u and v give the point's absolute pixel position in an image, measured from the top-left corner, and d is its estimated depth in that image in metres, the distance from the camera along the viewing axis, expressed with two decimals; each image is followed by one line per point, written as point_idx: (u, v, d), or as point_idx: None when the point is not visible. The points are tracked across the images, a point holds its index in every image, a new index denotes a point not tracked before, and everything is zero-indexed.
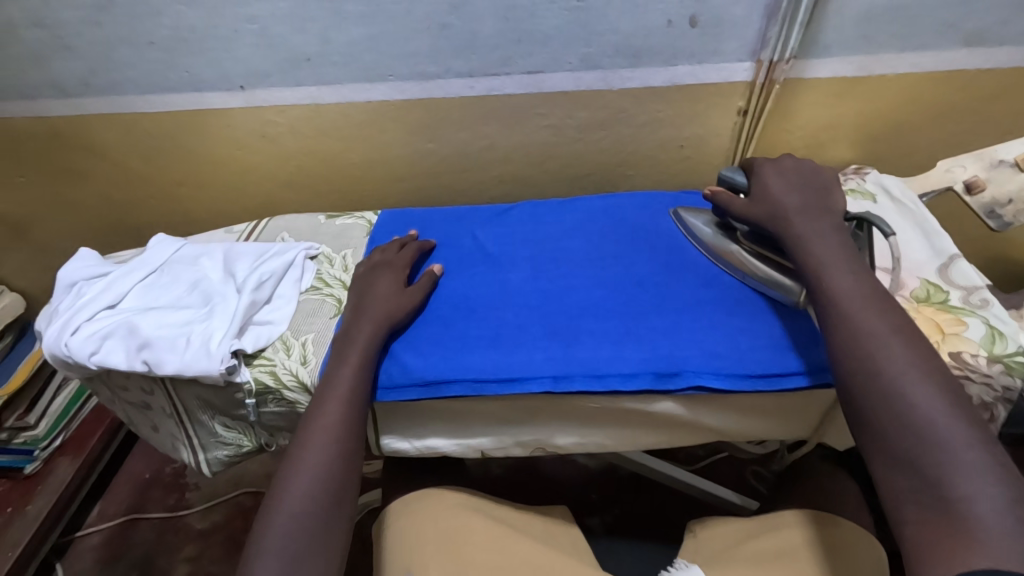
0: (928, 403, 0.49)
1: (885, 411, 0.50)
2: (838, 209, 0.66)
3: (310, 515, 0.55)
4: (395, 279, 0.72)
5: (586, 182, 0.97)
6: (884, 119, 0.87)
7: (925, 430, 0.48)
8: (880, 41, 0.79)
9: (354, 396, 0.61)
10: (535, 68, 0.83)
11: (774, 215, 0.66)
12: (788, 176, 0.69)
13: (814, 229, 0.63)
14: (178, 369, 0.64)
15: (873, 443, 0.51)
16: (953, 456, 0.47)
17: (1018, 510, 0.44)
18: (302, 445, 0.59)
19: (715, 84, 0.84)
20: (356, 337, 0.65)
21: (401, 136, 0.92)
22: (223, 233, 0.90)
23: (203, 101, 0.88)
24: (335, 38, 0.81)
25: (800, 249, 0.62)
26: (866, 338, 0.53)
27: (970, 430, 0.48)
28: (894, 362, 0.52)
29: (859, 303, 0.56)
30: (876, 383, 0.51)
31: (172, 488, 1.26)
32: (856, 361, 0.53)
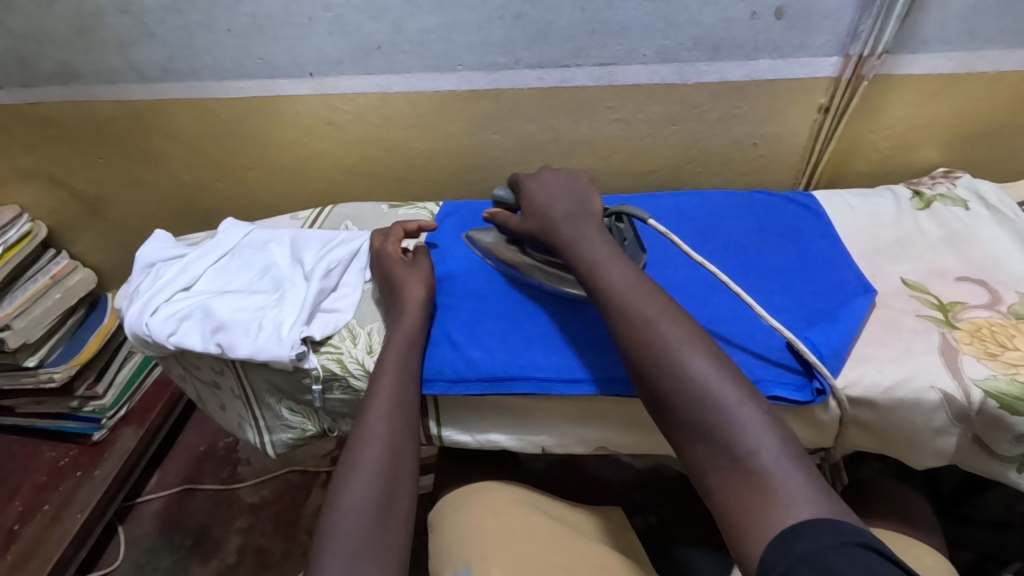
0: (700, 372, 0.51)
1: (675, 390, 0.51)
2: (596, 208, 0.68)
3: (370, 518, 0.54)
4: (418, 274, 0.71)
5: (652, 178, 0.94)
6: (980, 119, 0.81)
7: (704, 397, 0.50)
8: (984, 37, 0.74)
9: (401, 400, 0.61)
10: (608, 60, 0.81)
11: (546, 224, 0.67)
12: (546, 187, 0.71)
13: (587, 229, 0.64)
14: (251, 353, 0.66)
15: (672, 420, 0.52)
16: (733, 415, 0.48)
17: (791, 454, 0.46)
18: (355, 449, 0.58)
19: (797, 80, 0.80)
20: (400, 329, 0.65)
21: (467, 126, 0.91)
22: (289, 219, 0.91)
23: (273, 88, 0.90)
24: (408, 27, 0.80)
25: (576, 247, 0.63)
26: (643, 323, 0.55)
27: (737, 389, 0.50)
28: (668, 340, 0.53)
29: (635, 290, 0.58)
30: (661, 366, 0.53)
31: (225, 462, 1.31)
32: (641, 347, 0.54)
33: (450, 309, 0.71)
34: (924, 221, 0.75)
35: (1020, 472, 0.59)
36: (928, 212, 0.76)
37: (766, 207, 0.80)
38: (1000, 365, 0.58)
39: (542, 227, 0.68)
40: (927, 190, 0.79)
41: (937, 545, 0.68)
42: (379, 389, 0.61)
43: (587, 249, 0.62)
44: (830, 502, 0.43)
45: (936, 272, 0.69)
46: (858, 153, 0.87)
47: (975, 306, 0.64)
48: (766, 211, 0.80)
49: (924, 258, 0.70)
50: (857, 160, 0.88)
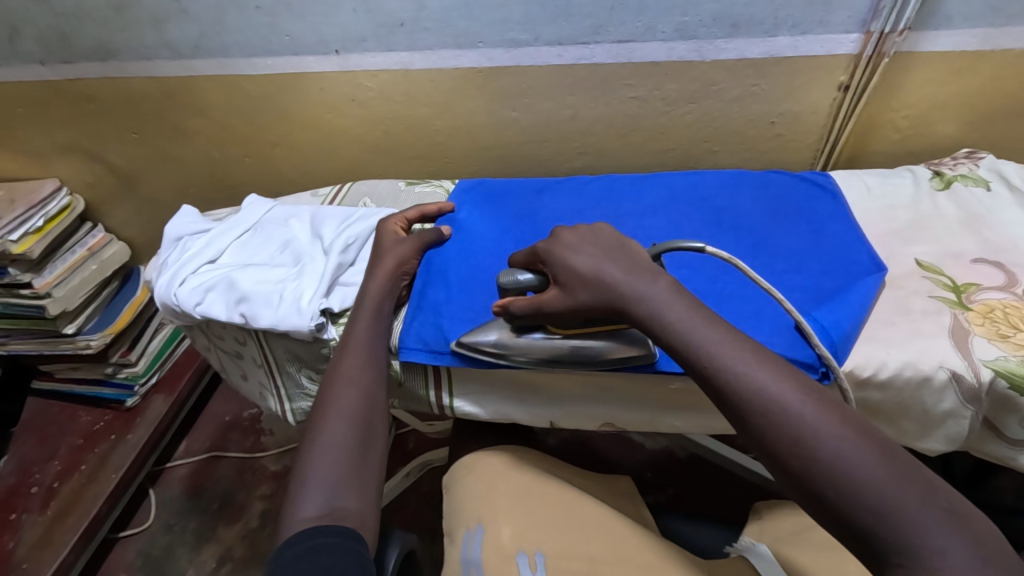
0: (855, 460, 0.42)
1: (828, 484, 0.42)
2: (647, 259, 0.59)
3: (347, 451, 0.57)
4: (400, 253, 0.73)
5: (670, 157, 0.94)
6: (1008, 98, 0.80)
7: (869, 493, 0.41)
8: (1012, 12, 0.72)
9: (369, 352, 0.65)
10: (627, 37, 0.81)
11: (604, 289, 0.57)
12: (583, 245, 0.62)
13: (653, 287, 0.56)
14: (272, 324, 0.69)
15: (838, 527, 0.42)
16: (916, 519, 0.39)
17: (997, 567, 0.37)
18: (328, 397, 0.61)
19: (818, 57, 0.79)
20: (366, 296, 0.69)
21: (485, 104, 0.92)
22: (310, 195, 0.94)
23: (297, 65, 0.91)
24: (430, 3, 0.81)
25: (649, 304, 0.55)
26: (775, 406, 0.46)
27: (905, 477, 0.41)
28: (808, 428, 0.44)
29: (748, 362, 0.49)
30: (803, 454, 0.44)
31: (249, 432, 1.36)
32: (776, 435, 0.45)
33: (439, 282, 0.74)
34: (943, 203, 0.74)
35: None
36: (947, 193, 0.75)
37: (781, 187, 0.80)
38: (1010, 346, 0.58)
39: (599, 299, 0.57)
40: (947, 171, 0.78)
41: None
42: (350, 344, 0.65)
43: (670, 311, 0.54)
44: None
45: (952, 253, 0.68)
46: (881, 132, 0.86)
47: (989, 287, 0.63)
48: (780, 192, 0.79)
49: (941, 240, 0.70)
50: (879, 140, 0.87)
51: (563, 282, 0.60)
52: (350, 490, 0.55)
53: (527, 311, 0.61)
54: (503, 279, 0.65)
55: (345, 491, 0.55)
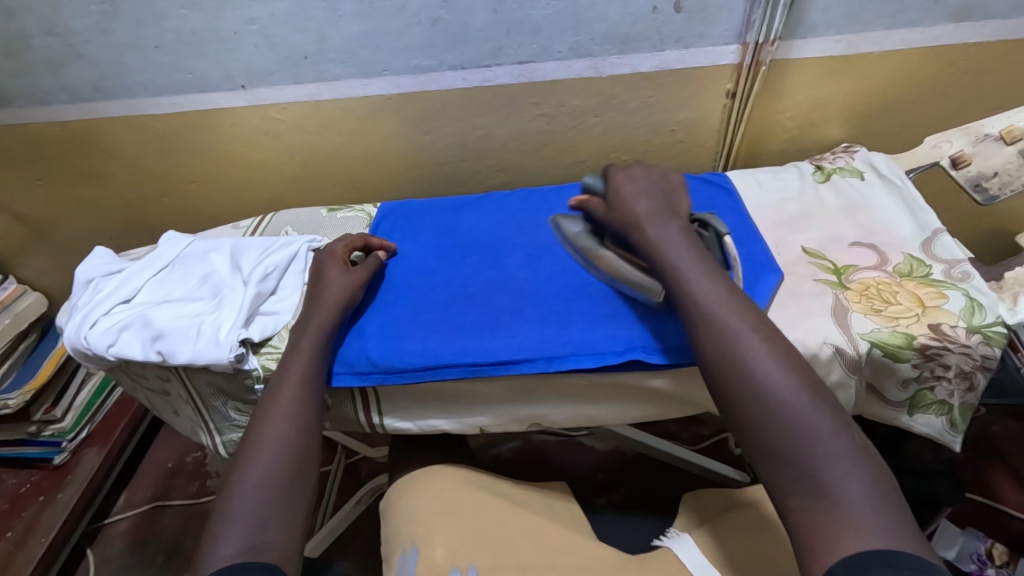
0: (791, 394, 0.49)
1: (761, 409, 0.49)
2: (680, 211, 0.67)
3: (273, 483, 0.57)
4: (345, 277, 0.73)
5: (582, 168, 0.99)
6: (874, 96, 0.88)
7: (795, 422, 0.48)
8: (865, 20, 0.80)
9: (306, 379, 0.65)
10: (526, 58, 0.85)
11: (631, 224, 0.66)
12: (642, 183, 0.70)
13: (671, 231, 0.63)
14: (191, 358, 0.68)
15: (752, 445, 0.50)
16: (823, 443, 0.46)
17: (887, 500, 0.44)
18: (258, 428, 0.61)
19: (703, 68, 0.86)
20: (310, 325, 0.68)
21: (399, 129, 0.94)
22: (230, 228, 0.93)
23: (206, 101, 0.92)
24: (333, 35, 0.83)
25: (660, 250, 0.62)
26: (729, 332, 0.54)
27: (829, 415, 0.48)
28: (755, 362, 0.51)
29: (720, 303, 0.56)
30: (749, 382, 0.51)
31: (193, 476, 1.32)
32: (726, 364, 0.52)
33: (365, 306, 0.75)
34: (825, 193, 0.80)
35: (912, 415, 0.63)
36: (828, 184, 0.82)
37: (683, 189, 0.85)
38: (883, 319, 0.63)
39: (624, 224, 0.67)
40: (827, 164, 0.85)
41: None
42: (288, 371, 0.65)
43: (671, 255, 0.61)
44: (906, 537, 0.42)
45: (834, 239, 0.74)
46: (770, 133, 0.93)
47: (864, 268, 0.69)
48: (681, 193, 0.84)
49: (824, 227, 0.76)
50: (769, 140, 0.94)
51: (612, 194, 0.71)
52: (274, 525, 0.55)
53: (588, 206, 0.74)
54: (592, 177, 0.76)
55: (272, 526, 0.54)
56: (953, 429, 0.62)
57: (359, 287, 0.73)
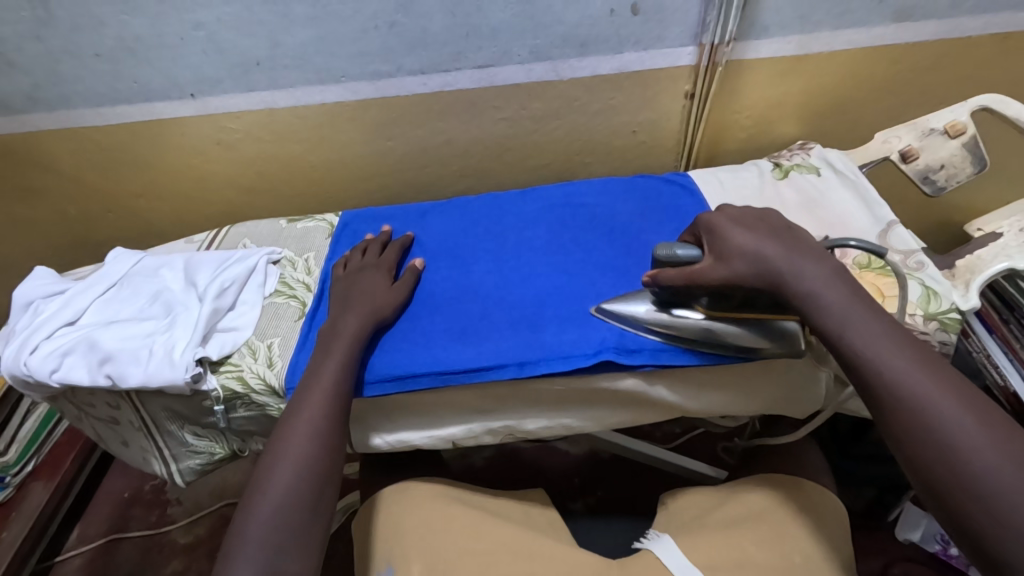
0: (966, 438, 0.49)
1: (932, 450, 0.49)
2: (814, 245, 0.61)
3: (292, 507, 0.56)
4: (381, 278, 0.73)
5: (546, 172, 0.99)
6: (826, 95, 0.91)
7: (968, 465, 0.48)
8: (814, 21, 0.83)
9: (338, 386, 0.61)
10: (486, 62, 0.85)
11: (770, 273, 0.59)
12: (748, 224, 0.63)
13: (812, 266, 0.58)
14: (143, 381, 0.64)
15: (925, 480, 0.50)
16: (1007, 490, 0.46)
17: None
18: (283, 438, 0.59)
19: (662, 69, 0.87)
20: (338, 339, 0.65)
21: (359, 136, 0.92)
22: (184, 242, 0.89)
23: (153, 111, 0.88)
24: (285, 41, 0.81)
25: (798, 288, 0.58)
26: (890, 372, 0.53)
27: (1010, 459, 0.47)
28: (917, 390, 0.51)
29: (870, 332, 0.55)
30: (917, 424, 0.51)
31: (153, 505, 1.25)
32: (892, 402, 0.52)
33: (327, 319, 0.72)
34: (784, 190, 0.82)
35: None
36: (786, 181, 0.83)
37: (646, 189, 0.86)
38: None
39: (759, 274, 0.59)
40: (785, 162, 0.86)
41: (823, 482, 0.75)
42: (310, 400, 0.60)
43: (808, 282, 0.58)
44: None
45: None
46: (728, 132, 0.95)
47: None
48: (645, 194, 0.85)
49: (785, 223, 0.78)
50: (728, 139, 0.95)
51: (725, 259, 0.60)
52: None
53: (686, 279, 0.61)
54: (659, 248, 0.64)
55: None
56: None
57: (389, 302, 0.70)
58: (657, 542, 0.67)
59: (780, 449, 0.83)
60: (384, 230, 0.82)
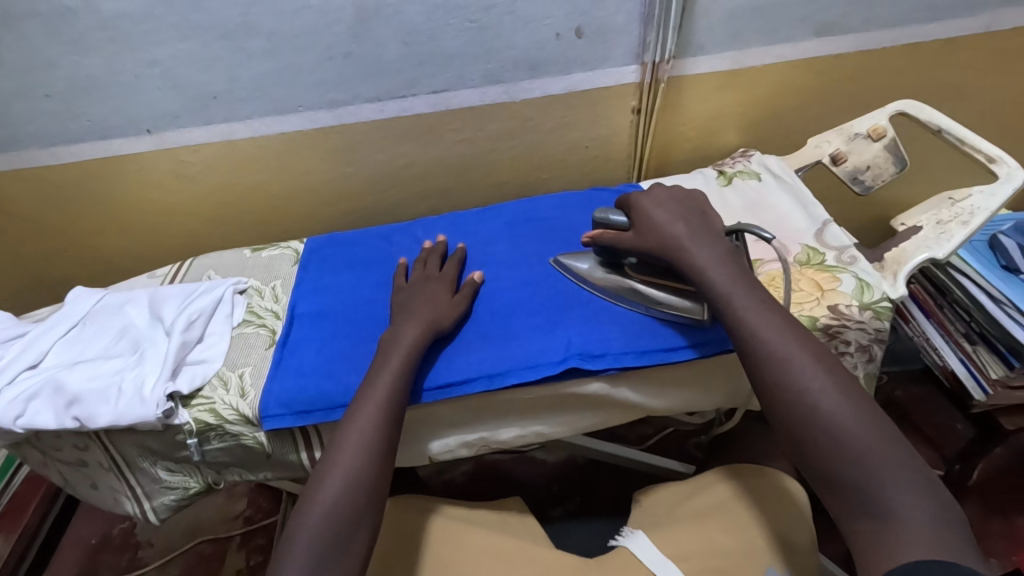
0: (841, 412, 0.52)
1: (811, 424, 0.52)
2: (721, 230, 0.68)
3: (336, 515, 0.56)
4: (442, 290, 0.74)
5: (506, 189, 1.02)
6: (762, 105, 0.97)
7: (843, 437, 0.51)
8: (745, 38, 0.89)
9: (391, 394, 0.62)
10: (441, 87, 0.88)
11: (671, 244, 0.66)
12: (668, 205, 0.70)
13: (712, 251, 0.64)
14: (112, 420, 0.64)
15: (806, 456, 0.53)
16: (875, 460, 0.49)
17: (946, 519, 0.47)
18: (337, 443, 0.60)
19: (609, 87, 0.92)
20: (396, 350, 0.66)
21: (320, 163, 0.94)
22: (147, 277, 0.89)
23: (108, 148, 0.87)
24: (241, 74, 0.82)
25: (703, 273, 0.63)
26: (779, 354, 0.56)
27: (878, 431, 0.51)
28: (800, 368, 0.55)
29: (771, 327, 0.57)
30: (796, 401, 0.54)
31: (123, 549, 1.19)
32: (778, 380, 0.55)
33: (299, 347, 0.73)
34: (728, 196, 0.87)
35: None
36: (730, 187, 0.89)
37: (601, 202, 0.90)
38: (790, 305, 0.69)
39: (664, 246, 0.66)
40: (729, 169, 0.92)
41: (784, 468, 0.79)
42: (362, 410, 0.61)
43: (711, 273, 0.62)
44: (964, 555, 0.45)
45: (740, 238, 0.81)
46: (676, 143, 1.00)
47: (770, 260, 0.76)
48: (600, 206, 0.89)
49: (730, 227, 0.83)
50: (676, 150, 1.01)
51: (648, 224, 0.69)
52: None
53: (615, 239, 0.71)
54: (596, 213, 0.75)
55: None
56: None
57: (447, 314, 0.71)
58: (633, 539, 0.69)
59: (744, 442, 0.87)
60: (440, 239, 0.83)
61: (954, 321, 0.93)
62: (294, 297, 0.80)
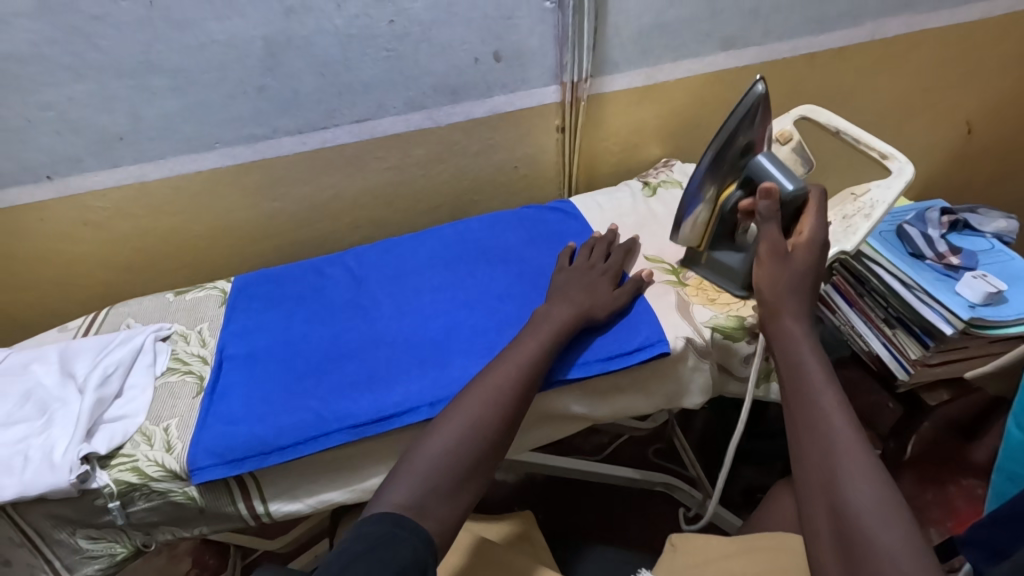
0: (875, 522, 0.47)
1: (838, 520, 0.49)
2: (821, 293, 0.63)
3: (457, 453, 0.55)
4: (604, 281, 0.74)
5: (439, 214, 1.02)
6: (679, 117, 1.02)
7: (866, 547, 0.46)
8: (655, 55, 0.93)
9: (525, 365, 0.62)
10: (363, 116, 0.87)
11: (769, 306, 0.62)
12: (815, 241, 0.64)
13: (795, 320, 0.60)
14: (19, 492, 0.59)
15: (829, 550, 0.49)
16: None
17: None
18: (470, 390, 0.60)
19: (531, 108, 0.93)
20: (546, 332, 0.66)
21: (243, 200, 0.91)
22: (57, 332, 0.83)
23: (5, 198, 0.82)
24: (148, 113, 0.79)
25: (779, 338, 0.60)
26: (826, 440, 0.52)
27: (912, 555, 0.44)
28: (842, 458, 0.50)
29: (831, 416, 0.53)
30: (831, 493, 0.50)
31: None
32: (817, 470, 0.51)
33: (230, 392, 0.70)
34: (655, 205, 0.91)
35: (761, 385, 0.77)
36: (656, 198, 0.92)
37: (533, 219, 0.91)
38: (719, 307, 0.74)
39: (772, 292, 0.62)
40: (653, 179, 0.96)
41: None
42: (499, 363, 0.62)
43: (793, 346, 0.59)
44: None
45: (667, 246, 0.84)
46: (602, 158, 1.03)
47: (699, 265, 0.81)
48: (533, 223, 0.90)
49: (658, 236, 0.86)
50: (603, 164, 1.04)
51: (776, 239, 0.63)
52: (435, 512, 0.52)
53: (770, 216, 0.64)
54: (795, 180, 0.65)
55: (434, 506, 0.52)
56: None
57: (606, 306, 0.71)
58: None
59: None
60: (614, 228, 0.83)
61: (874, 307, 0.99)
62: (222, 340, 0.76)
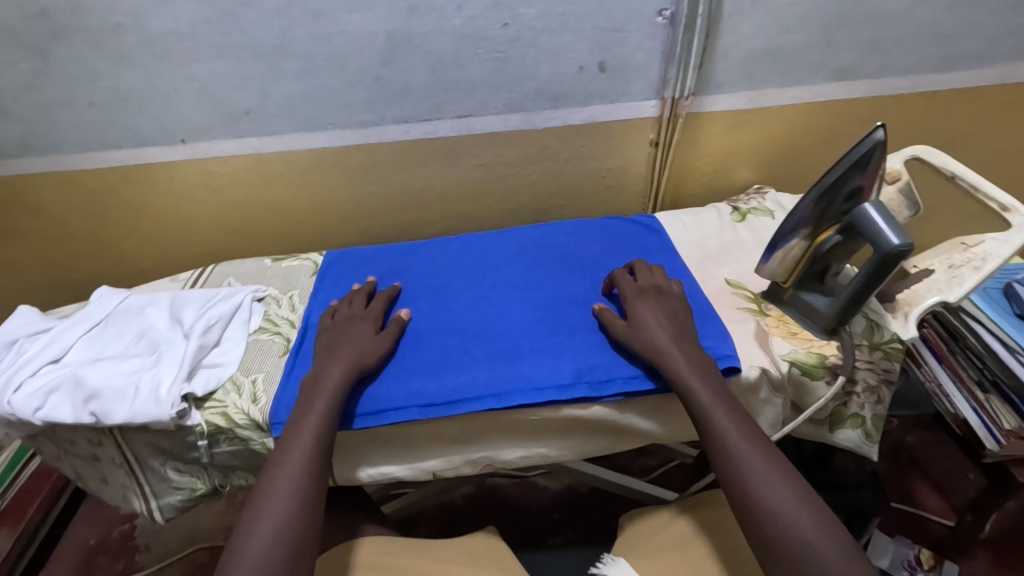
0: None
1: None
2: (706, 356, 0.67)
3: (303, 507, 0.58)
4: (366, 328, 0.74)
5: (522, 214, 1.04)
6: (777, 145, 0.99)
7: None
8: (762, 79, 0.91)
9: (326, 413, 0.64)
10: (465, 113, 0.91)
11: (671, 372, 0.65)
12: (660, 313, 0.71)
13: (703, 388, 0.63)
14: (127, 418, 0.66)
15: None
16: None
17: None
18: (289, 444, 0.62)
19: (628, 120, 0.94)
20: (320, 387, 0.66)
21: (343, 180, 0.97)
22: (168, 281, 0.91)
23: (143, 156, 0.91)
24: (273, 92, 0.86)
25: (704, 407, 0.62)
26: (772, 509, 0.55)
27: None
28: (783, 525, 0.54)
29: (766, 481, 0.57)
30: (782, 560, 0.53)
31: (120, 552, 1.14)
32: (770, 534, 0.55)
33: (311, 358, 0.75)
34: (741, 231, 0.89)
35: (832, 431, 0.74)
36: (744, 223, 0.90)
37: (615, 230, 0.91)
38: (800, 342, 0.70)
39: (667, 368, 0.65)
40: (743, 205, 0.94)
41: None
42: (309, 407, 0.64)
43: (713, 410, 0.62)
44: None
45: (750, 273, 0.82)
46: (691, 178, 1.02)
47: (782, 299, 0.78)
48: (614, 234, 0.90)
49: (741, 262, 0.84)
50: (691, 184, 1.03)
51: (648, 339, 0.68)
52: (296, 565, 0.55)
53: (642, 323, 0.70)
54: (902, 235, 0.60)
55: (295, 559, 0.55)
56: (867, 439, 0.73)
57: (370, 355, 0.70)
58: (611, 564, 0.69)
59: None
60: (368, 281, 0.83)
61: (966, 367, 0.93)
62: (308, 310, 0.82)
